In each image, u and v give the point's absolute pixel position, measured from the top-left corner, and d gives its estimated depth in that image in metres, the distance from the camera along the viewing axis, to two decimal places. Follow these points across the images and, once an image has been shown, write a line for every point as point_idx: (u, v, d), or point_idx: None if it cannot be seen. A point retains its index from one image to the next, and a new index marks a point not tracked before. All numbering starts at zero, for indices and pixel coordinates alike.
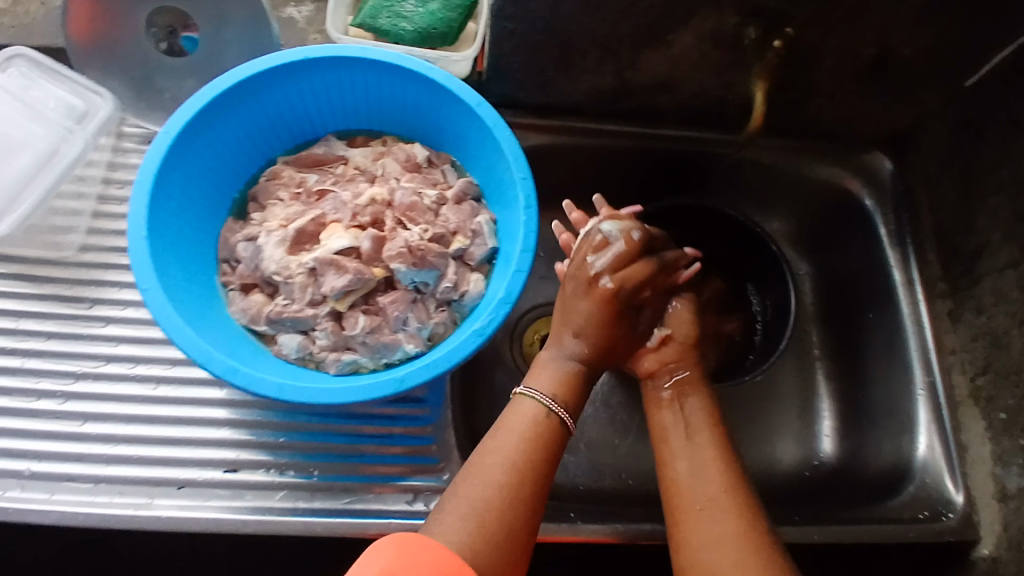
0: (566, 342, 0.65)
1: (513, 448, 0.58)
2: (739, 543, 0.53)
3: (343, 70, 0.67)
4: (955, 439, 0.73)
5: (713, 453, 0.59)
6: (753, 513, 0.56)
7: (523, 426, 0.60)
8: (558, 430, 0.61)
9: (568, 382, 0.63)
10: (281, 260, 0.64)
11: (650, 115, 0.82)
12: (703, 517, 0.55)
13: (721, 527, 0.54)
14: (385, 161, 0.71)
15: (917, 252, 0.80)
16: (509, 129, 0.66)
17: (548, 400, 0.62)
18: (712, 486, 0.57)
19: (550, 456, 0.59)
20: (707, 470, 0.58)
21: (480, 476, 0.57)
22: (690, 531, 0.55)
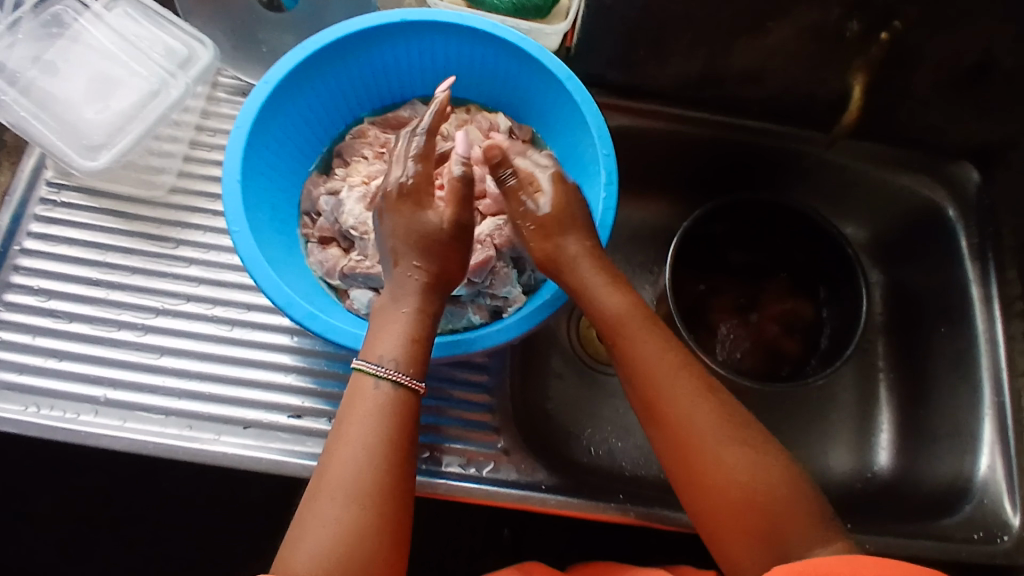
0: (398, 282, 0.57)
1: (363, 436, 0.51)
2: (716, 436, 0.53)
3: (437, 35, 0.68)
4: (1019, 462, 0.71)
5: (654, 347, 0.57)
6: (719, 398, 0.55)
7: (370, 409, 0.52)
8: (401, 399, 0.53)
9: (410, 336, 0.55)
10: (361, 215, 0.66)
11: (734, 106, 0.81)
12: (675, 420, 0.54)
13: (695, 424, 0.53)
14: (467, 129, 0.73)
15: (998, 270, 0.78)
16: (596, 104, 0.66)
17: (386, 367, 0.53)
18: (650, 392, 0.56)
19: (399, 436, 0.52)
20: (660, 367, 0.56)
21: (327, 480, 0.51)
22: (670, 442, 0.54)
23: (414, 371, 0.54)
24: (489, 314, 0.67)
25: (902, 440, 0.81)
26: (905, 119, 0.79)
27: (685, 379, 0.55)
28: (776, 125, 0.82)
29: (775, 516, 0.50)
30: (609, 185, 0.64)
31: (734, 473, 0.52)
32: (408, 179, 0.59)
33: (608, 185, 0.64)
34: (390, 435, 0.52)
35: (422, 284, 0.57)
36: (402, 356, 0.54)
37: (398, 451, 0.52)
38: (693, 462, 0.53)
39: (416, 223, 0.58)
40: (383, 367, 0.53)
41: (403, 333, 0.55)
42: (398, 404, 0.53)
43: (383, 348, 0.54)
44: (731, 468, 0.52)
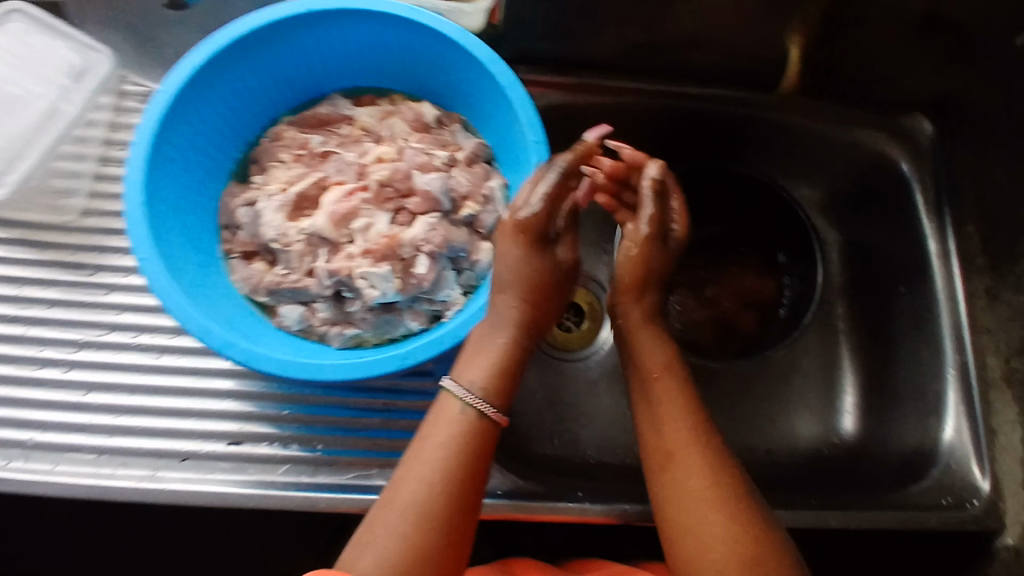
0: (497, 316, 0.57)
1: (441, 458, 0.52)
2: (711, 509, 0.53)
3: (348, 24, 0.63)
4: (984, 423, 0.70)
5: (677, 410, 0.58)
6: (724, 473, 0.55)
7: (451, 433, 0.53)
8: (485, 426, 0.54)
9: (500, 370, 0.56)
10: (280, 226, 0.61)
11: (676, 73, 0.77)
12: (681, 486, 0.55)
13: (696, 494, 0.54)
14: (392, 121, 0.67)
15: (955, 226, 0.76)
16: (523, 86, 0.62)
17: (474, 397, 0.54)
18: (676, 440, 0.56)
19: (478, 460, 0.53)
20: (678, 430, 0.57)
21: (400, 494, 0.51)
22: (668, 501, 0.55)
23: (490, 401, 0.55)
24: (430, 320, 0.63)
25: (867, 405, 0.80)
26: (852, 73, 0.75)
27: (699, 446, 0.56)
28: (724, 90, 0.78)
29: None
30: None
31: (720, 546, 0.52)
32: (529, 210, 0.56)
33: None
34: (470, 458, 0.53)
35: (518, 315, 0.57)
36: (484, 383, 0.55)
37: (473, 477, 0.53)
38: (686, 526, 0.53)
39: (529, 257, 0.57)
40: (466, 392, 0.55)
41: (491, 366, 0.56)
42: (484, 430, 0.54)
43: (471, 371, 0.56)
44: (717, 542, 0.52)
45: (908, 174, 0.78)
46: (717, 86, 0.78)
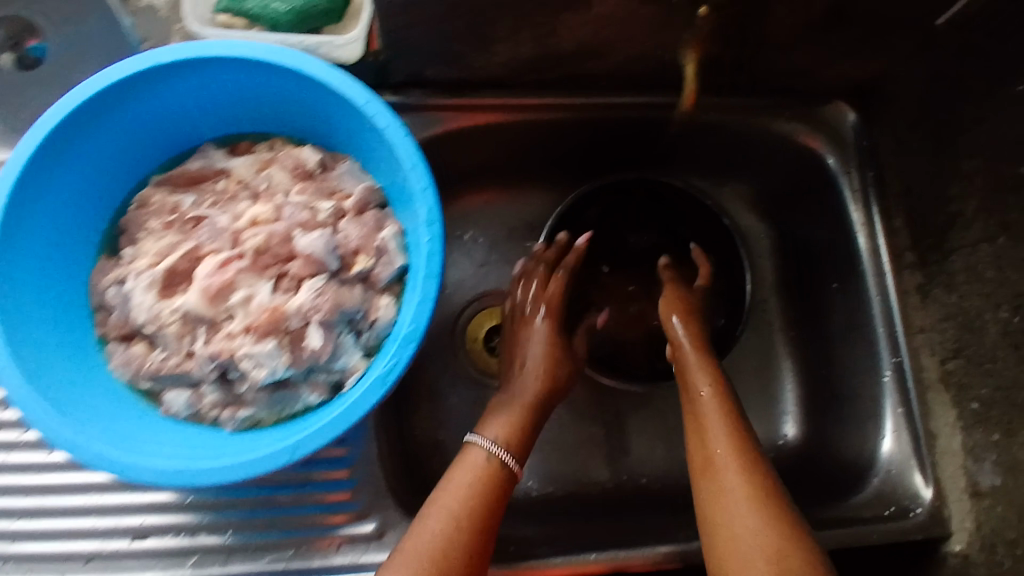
0: (529, 375, 0.66)
1: (468, 500, 0.57)
2: (749, 516, 0.55)
3: (204, 72, 0.57)
4: (924, 427, 0.68)
5: (721, 415, 0.62)
6: (768, 481, 0.58)
7: (480, 475, 0.59)
8: (501, 477, 0.60)
9: (515, 429, 0.62)
10: (151, 308, 0.56)
11: (581, 83, 0.71)
12: (723, 489, 0.58)
13: (740, 499, 0.56)
14: (270, 172, 0.61)
15: (883, 220, 0.72)
16: (404, 128, 0.57)
17: (492, 445, 0.61)
18: (722, 448, 0.60)
19: (490, 507, 0.58)
20: (720, 439, 0.61)
21: (421, 530, 0.55)
22: (717, 509, 0.57)
23: (515, 455, 0.62)
24: (331, 389, 0.59)
25: (808, 408, 0.79)
26: (767, 69, 0.70)
27: (741, 456, 0.59)
28: (641, 96, 0.72)
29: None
30: (432, 225, 0.56)
31: (766, 554, 0.53)
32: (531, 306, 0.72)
33: (431, 226, 0.56)
34: (490, 502, 0.58)
35: (537, 381, 0.66)
36: (506, 435, 0.62)
37: (489, 521, 0.57)
38: (729, 531, 0.55)
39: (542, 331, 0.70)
40: (490, 440, 0.61)
41: (516, 417, 0.63)
42: (501, 481, 0.60)
43: (491, 429, 0.62)
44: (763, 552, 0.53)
45: (836, 171, 0.74)
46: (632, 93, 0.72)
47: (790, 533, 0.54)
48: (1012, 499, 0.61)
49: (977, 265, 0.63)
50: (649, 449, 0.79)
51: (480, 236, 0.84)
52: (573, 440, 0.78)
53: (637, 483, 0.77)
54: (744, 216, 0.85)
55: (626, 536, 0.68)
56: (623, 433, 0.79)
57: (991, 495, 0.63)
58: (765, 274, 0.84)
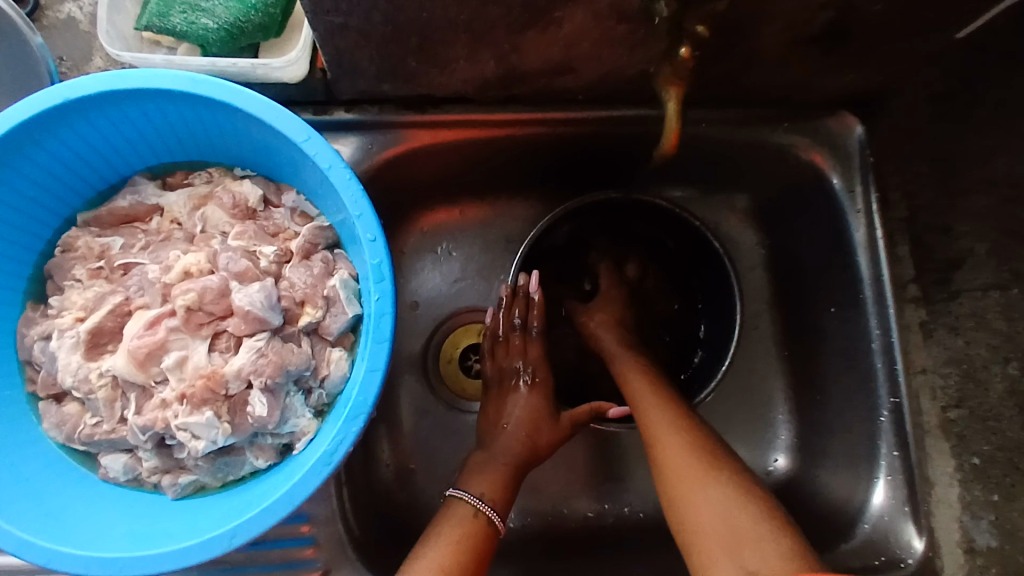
0: (508, 437, 0.63)
1: (451, 555, 0.53)
2: (701, 475, 0.55)
3: (122, 106, 0.50)
4: (919, 473, 0.64)
5: (656, 398, 0.63)
6: (708, 443, 0.58)
7: (465, 530, 0.56)
8: (485, 530, 0.57)
9: (500, 486, 0.60)
10: (78, 370, 0.51)
11: (556, 97, 0.63)
12: (671, 457, 0.58)
13: (689, 461, 0.57)
14: (206, 211, 0.55)
15: (887, 245, 0.66)
16: (348, 167, 0.51)
17: (475, 500, 0.58)
18: (657, 419, 0.61)
19: (478, 561, 0.54)
20: (658, 414, 0.61)
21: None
22: (669, 482, 0.57)
23: (500, 509, 0.59)
24: (280, 451, 0.55)
25: (800, 437, 0.74)
26: (765, 81, 0.62)
27: (680, 427, 0.60)
28: (626, 109, 0.65)
29: (756, 546, 0.50)
30: (380, 281, 0.51)
31: (726, 507, 0.53)
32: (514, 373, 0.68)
33: (379, 281, 0.51)
34: (479, 552, 0.55)
35: (517, 442, 0.63)
36: (492, 489, 0.59)
37: (478, 575, 0.54)
38: (686, 498, 0.55)
39: (524, 387, 0.67)
40: (477, 499, 0.58)
41: (496, 476, 0.60)
42: (487, 534, 0.57)
43: (475, 484, 0.59)
44: (724, 507, 0.53)
45: (839, 189, 0.68)
46: (616, 106, 0.65)
47: (743, 487, 0.54)
48: (1007, 564, 0.58)
49: (987, 312, 0.60)
50: (633, 479, 0.74)
51: (455, 250, 0.77)
52: (551, 468, 0.74)
53: (618, 513, 0.73)
54: (736, 226, 0.79)
55: None
56: (605, 462, 0.75)
57: (986, 555, 0.60)
58: (758, 290, 0.79)
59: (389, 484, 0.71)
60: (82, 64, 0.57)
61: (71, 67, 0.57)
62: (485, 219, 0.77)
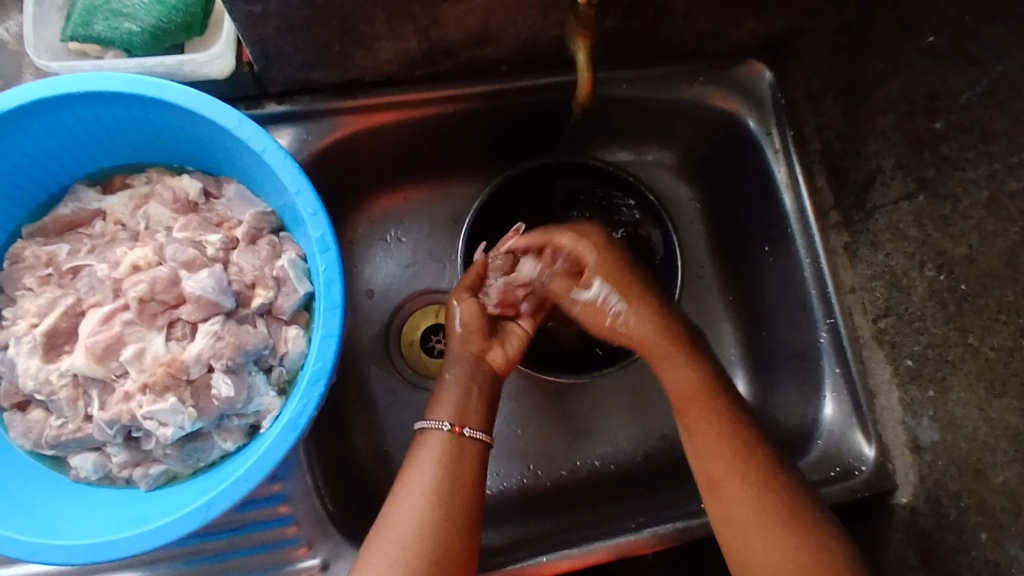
0: (457, 351, 0.63)
1: (433, 473, 0.55)
2: (780, 533, 0.52)
3: (55, 113, 0.52)
4: (862, 385, 0.68)
5: (718, 428, 0.58)
6: (785, 493, 0.54)
7: (439, 447, 0.57)
8: (471, 447, 0.58)
9: (456, 403, 0.60)
10: (39, 373, 0.52)
11: (479, 69, 0.66)
12: (746, 519, 0.54)
13: (769, 529, 0.53)
14: (147, 209, 0.57)
15: (807, 179, 0.71)
16: (282, 147, 0.53)
17: (437, 421, 0.58)
18: (728, 466, 0.56)
19: (474, 468, 0.57)
20: (722, 454, 0.56)
21: (403, 510, 0.54)
22: (740, 534, 0.54)
23: (474, 424, 0.59)
24: (248, 433, 0.56)
25: (754, 371, 0.78)
26: (674, 34, 0.66)
27: (748, 471, 0.55)
28: (550, 77, 0.68)
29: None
30: (325, 251, 0.53)
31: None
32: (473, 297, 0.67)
33: (325, 253, 0.53)
34: (469, 471, 0.56)
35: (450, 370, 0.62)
36: (457, 414, 0.59)
37: (471, 478, 0.56)
38: (760, 555, 0.52)
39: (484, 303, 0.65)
40: (446, 423, 0.58)
41: (457, 394, 0.60)
42: (472, 451, 0.57)
43: (442, 412, 0.59)
44: (803, 573, 0.51)
45: (757, 133, 0.72)
46: (542, 73, 0.68)
47: (822, 549, 0.52)
48: (951, 454, 0.61)
49: (901, 223, 0.63)
50: (603, 430, 0.77)
51: (404, 235, 0.79)
52: (521, 431, 0.76)
53: (590, 467, 0.75)
54: (671, 182, 0.82)
55: (579, 530, 0.67)
56: (575, 419, 0.77)
57: (931, 450, 0.63)
58: (697, 239, 0.82)
59: (366, 465, 0.73)
60: (11, 81, 0.59)
61: (3, 85, 0.58)
62: (429, 199, 0.80)
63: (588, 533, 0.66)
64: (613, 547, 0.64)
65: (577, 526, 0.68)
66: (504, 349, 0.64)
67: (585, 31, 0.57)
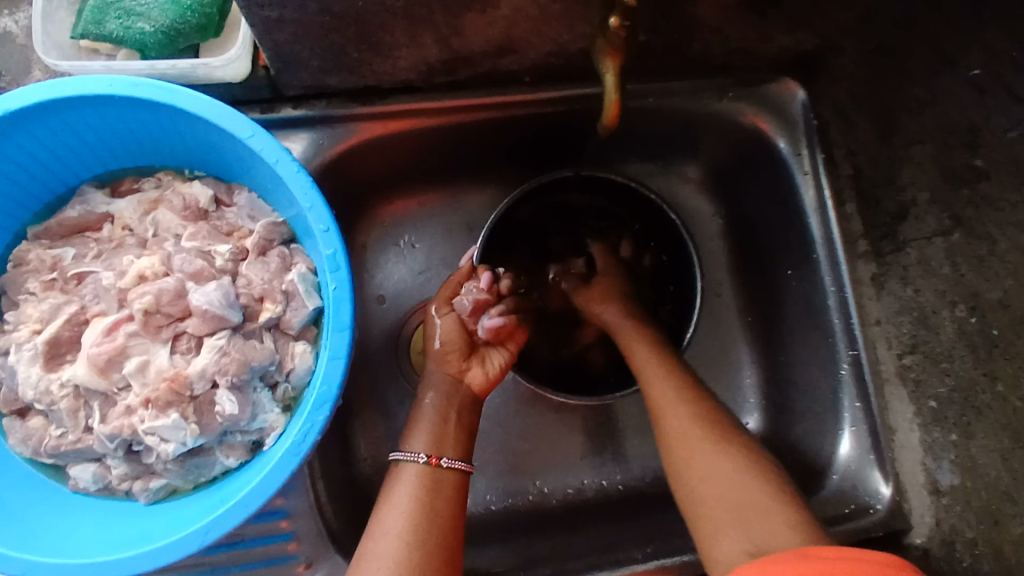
0: (434, 373, 0.64)
1: (407, 502, 0.55)
2: (709, 445, 0.57)
3: (65, 114, 0.50)
4: (882, 422, 0.66)
5: (664, 368, 0.63)
6: (716, 414, 0.59)
7: (412, 480, 0.57)
8: (448, 477, 0.58)
9: (437, 431, 0.60)
10: (39, 381, 0.51)
11: (501, 78, 0.64)
12: (678, 432, 0.59)
13: (698, 435, 0.58)
14: (156, 215, 0.55)
15: (836, 204, 0.67)
16: (294, 159, 0.51)
17: (414, 453, 0.58)
18: (660, 389, 0.62)
19: (450, 496, 0.57)
20: (666, 387, 0.62)
21: (378, 551, 0.52)
22: (678, 455, 0.58)
23: (451, 454, 0.59)
24: (251, 449, 0.55)
25: (768, 395, 0.76)
26: (705, 50, 0.63)
27: (680, 391, 0.61)
28: (573, 88, 0.66)
29: (763, 516, 0.51)
30: (335, 271, 0.51)
31: (727, 474, 0.55)
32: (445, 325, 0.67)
33: (334, 272, 0.51)
34: (446, 505, 0.56)
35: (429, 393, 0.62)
36: (434, 444, 0.59)
37: (448, 506, 0.56)
38: (695, 470, 0.56)
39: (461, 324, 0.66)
40: (422, 454, 0.58)
41: (434, 421, 0.60)
42: (449, 482, 0.57)
43: (420, 442, 0.59)
44: (733, 475, 0.54)
45: (786, 154, 0.69)
46: (565, 84, 0.66)
47: (752, 460, 0.56)
48: (971, 500, 0.60)
49: (932, 260, 0.62)
50: (612, 450, 0.75)
51: (417, 241, 0.78)
52: (528, 446, 0.74)
53: (597, 486, 0.74)
54: (693, 197, 0.80)
55: (583, 556, 0.66)
56: (584, 437, 0.75)
57: (950, 494, 0.61)
58: (717, 258, 0.80)
59: (370, 477, 0.72)
60: (21, 77, 0.57)
61: (11, 81, 0.57)
62: (443, 205, 0.78)
63: (593, 560, 0.65)
64: None
65: (581, 551, 0.67)
66: (484, 369, 0.65)
67: (615, 52, 0.55)
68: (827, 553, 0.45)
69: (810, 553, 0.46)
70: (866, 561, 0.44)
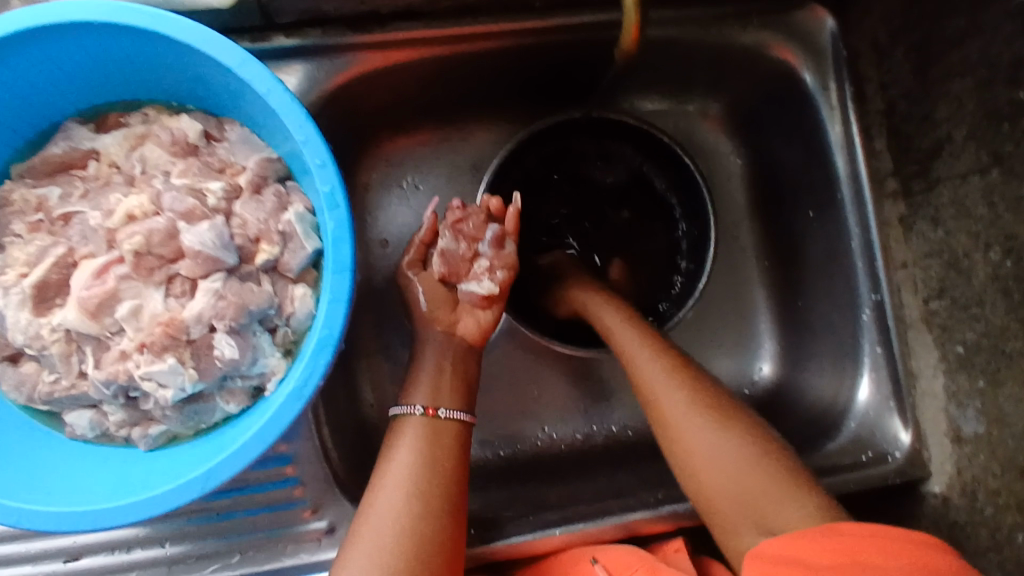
0: (423, 331, 0.62)
1: (406, 457, 0.54)
2: (705, 427, 0.53)
3: (40, 44, 0.47)
4: (903, 366, 0.64)
5: (642, 345, 0.58)
6: (700, 388, 0.56)
7: (411, 435, 0.56)
8: (448, 428, 0.57)
9: (436, 382, 0.59)
10: (28, 327, 0.49)
11: (510, 4, 0.60)
12: (670, 412, 0.55)
13: (689, 415, 0.54)
14: (144, 150, 0.52)
15: (864, 140, 0.64)
16: (287, 89, 0.47)
17: (414, 408, 0.57)
18: (643, 370, 0.57)
19: (453, 447, 0.56)
20: (651, 363, 0.57)
21: (379, 505, 0.52)
22: (674, 438, 0.54)
23: (449, 404, 0.58)
24: (252, 394, 0.53)
25: (785, 341, 0.74)
26: None
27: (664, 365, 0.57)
28: (587, 15, 0.62)
29: (776, 504, 0.49)
30: (334, 209, 0.48)
31: (722, 455, 0.52)
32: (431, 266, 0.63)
33: (333, 210, 0.48)
34: (448, 455, 0.55)
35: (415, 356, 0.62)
36: (429, 396, 0.58)
37: (450, 459, 0.55)
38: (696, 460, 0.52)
39: (438, 273, 0.62)
40: (419, 406, 0.57)
41: (431, 374, 0.59)
42: (449, 430, 0.56)
43: (416, 396, 0.58)
44: (733, 461, 0.51)
45: (811, 88, 0.65)
46: (579, 11, 0.62)
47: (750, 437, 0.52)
48: (995, 449, 0.58)
49: (967, 199, 0.58)
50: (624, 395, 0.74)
51: (421, 181, 0.74)
52: (537, 392, 0.73)
53: (607, 432, 0.73)
54: (712, 135, 0.76)
55: (592, 502, 0.65)
56: (596, 383, 0.74)
57: (973, 442, 0.60)
58: (735, 198, 0.76)
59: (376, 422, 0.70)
60: None
61: None
62: (448, 143, 0.74)
63: (602, 506, 0.63)
64: (626, 523, 0.61)
65: (591, 496, 0.66)
66: (477, 317, 0.62)
67: None
68: (845, 526, 0.45)
69: (834, 524, 0.46)
70: (900, 540, 0.45)
